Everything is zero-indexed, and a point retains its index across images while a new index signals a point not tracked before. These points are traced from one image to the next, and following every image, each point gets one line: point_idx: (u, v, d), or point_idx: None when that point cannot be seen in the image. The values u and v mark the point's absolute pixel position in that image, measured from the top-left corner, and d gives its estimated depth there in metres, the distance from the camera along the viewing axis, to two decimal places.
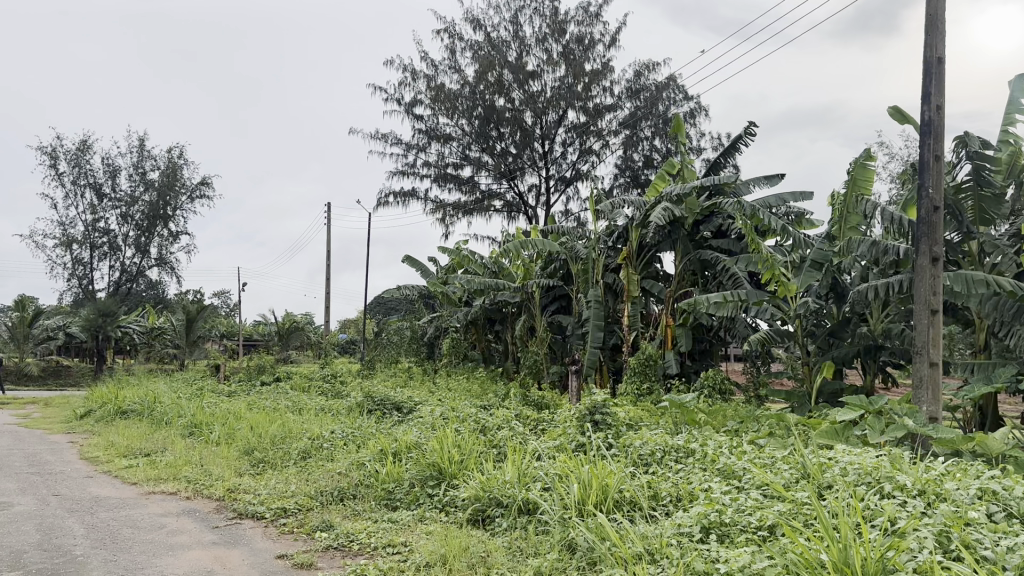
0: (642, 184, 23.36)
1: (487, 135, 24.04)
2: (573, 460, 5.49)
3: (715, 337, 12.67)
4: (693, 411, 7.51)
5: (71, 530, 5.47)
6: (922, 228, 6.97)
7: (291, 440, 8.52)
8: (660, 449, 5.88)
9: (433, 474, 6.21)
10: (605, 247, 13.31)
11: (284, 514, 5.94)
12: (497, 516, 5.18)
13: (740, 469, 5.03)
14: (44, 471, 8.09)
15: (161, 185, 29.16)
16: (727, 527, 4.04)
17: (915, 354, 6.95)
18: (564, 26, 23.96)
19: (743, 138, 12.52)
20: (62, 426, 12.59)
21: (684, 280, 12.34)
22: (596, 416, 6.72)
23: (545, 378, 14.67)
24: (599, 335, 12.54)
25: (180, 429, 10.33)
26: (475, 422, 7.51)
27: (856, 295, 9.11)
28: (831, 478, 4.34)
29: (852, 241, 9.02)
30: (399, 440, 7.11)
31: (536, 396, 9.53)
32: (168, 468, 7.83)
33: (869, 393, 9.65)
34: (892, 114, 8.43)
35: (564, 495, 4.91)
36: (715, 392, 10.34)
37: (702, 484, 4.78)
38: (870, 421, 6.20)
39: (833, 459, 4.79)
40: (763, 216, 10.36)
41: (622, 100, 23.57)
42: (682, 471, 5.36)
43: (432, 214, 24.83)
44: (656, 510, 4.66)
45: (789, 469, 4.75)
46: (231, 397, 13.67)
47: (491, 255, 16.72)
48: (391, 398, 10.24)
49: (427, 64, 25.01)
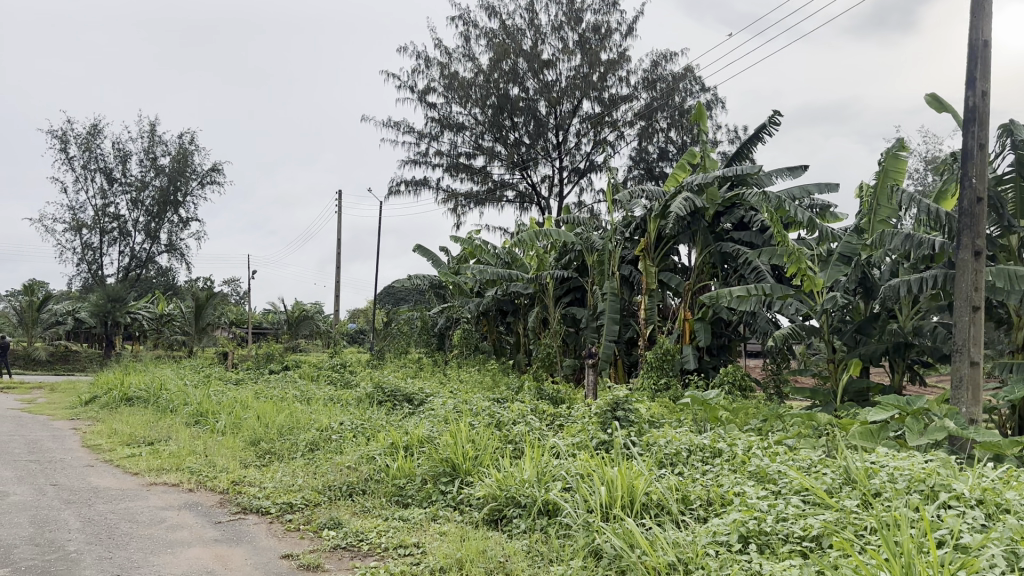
0: (656, 176, 23.09)
1: (501, 124, 23.75)
2: (595, 459, 5.18)
3: (734, 334, 12.32)
4: (716, 409, 7.17)
5: (66, 523, 5.22)
6: (965, 221, 6.63)
7: (299, 430, 8.26)
8: (685, 448, 5.57)
9: (446, 471, 5.91)
10: (622, 238, 12.92)
11: (290, 510, 5.66)
12: (514, 516, 4.90)
13: (775, 473, 4.71)
14: (44, 459, 7.85)
15: (172, 170, 28.93)
16: (767, 537, 3.74)
17: (954, 352, 6.60)
18: (580, 15, 23.57)
19: (767, 127, 12.15)
20: (67, 412, 12.38)
21: (704, 273, 11.98)
22: (618, 413, 6.42)
23: (558, 372, 14.37)
24: (615, 328, 12.26)
25: (187, 417, 10.09)
26: (489, 416, 7.25)
27: (887, 290, 8.77)
28: (879, 486, 4.02)
29: (885, 234, 8.63)
30: (410, 433, 6.83)
31: (551, 390, 9.25)
32: (171, 458, 7.58)
33: (897, 392, 9.28)
34: (930, 102, 8.07)
35: (586, 497, 4.61)
36: (735, 388, 10.01)
37: (735, 488, 4.48)
38: (908, 422, 5.88)
39: (879, 464, 4.45)
40: (788, 208, 10.00)
41: (638, 91, 23.13)
42: (710, 472, 5.05)
43: (444, 203, 24.56)
44: (687, 515, 4.37)
45: (831, 474, 4.43)
46: (239, 385, 13.46)
47: (503, 246, 16.45)
48: (402, 389, 9.98)
49: (441, 52, 24.71)
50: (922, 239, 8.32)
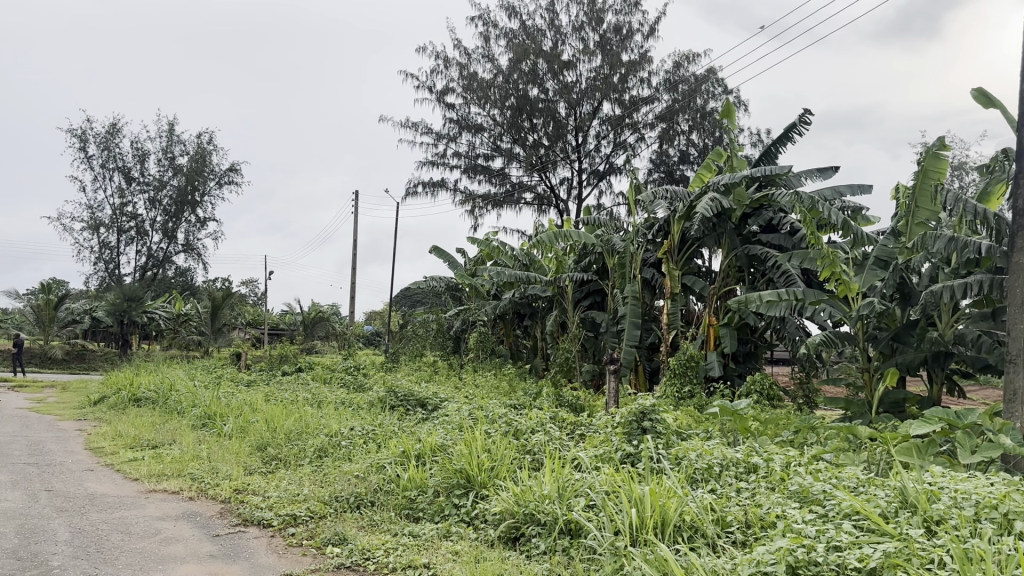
0: (677, 180, 22.70)
1: (520, 125, 23.35)
2: (621, 473, 4.80)
3: (760, 340, 11.85)
4: (746, 419, 6.68)
5: (55, 534, 4.89)
6: (1019, 222, 6.19)
7: (307, 436, 7.91)
8: (717, 463, 5.16)
9: (460, 483, 5.53)
10: (644, 240, 12.48)
11: (294, 523, 5.30)
12: (533, 535, 4.52)
13: (820, 493, 4.31)
14: (44, 461, 7.56)
15: (189, 170, 28.76)
16: (818, 568, 3.33)
17: (1008, 362, 6.14)
18: (602, 15, 23.15)
19: (797, 127, 11.71)
20: (74, 412, 12.12)
21: (730, 276, 11.55)
22: (645, 423, 5.93)
23: (576, 378, 13.90)
24: (636, 332, 11.87)
25: (193, 420, 9.78)
26: (506, 424, 6.84)
27: (927, 296, 8.31)
28: (943, 512, 3.61)
29: (926, 236, 8.15)
30: (423, 441, 6.46)
31: (570, 397, 8.85)
32: (173, 463, 7.26)
33: (935, 403, 8.80)
34: (977, 96, 7.61)
35: (612, 518, 4.24)
36: (763, 398, 9.56)
37: (777, 509, 4.10)
38: (959, 437, 5.42)
39: (940, 486, 4.02)
40: (822, 209, 9.52)
41: (660, 93, 22.64)
42: (747, 491, 4.66)
43: (462, 206, 24.24)
44: (723, 540, 3.99)
45: (886, 496, 4.00)
46: (249, 387, 13.21)
47: (522, 247, 16.09)
48: (415, 393, 9.62)
49: (460, 52, 24.42)
50: (966, 242, 7.87)
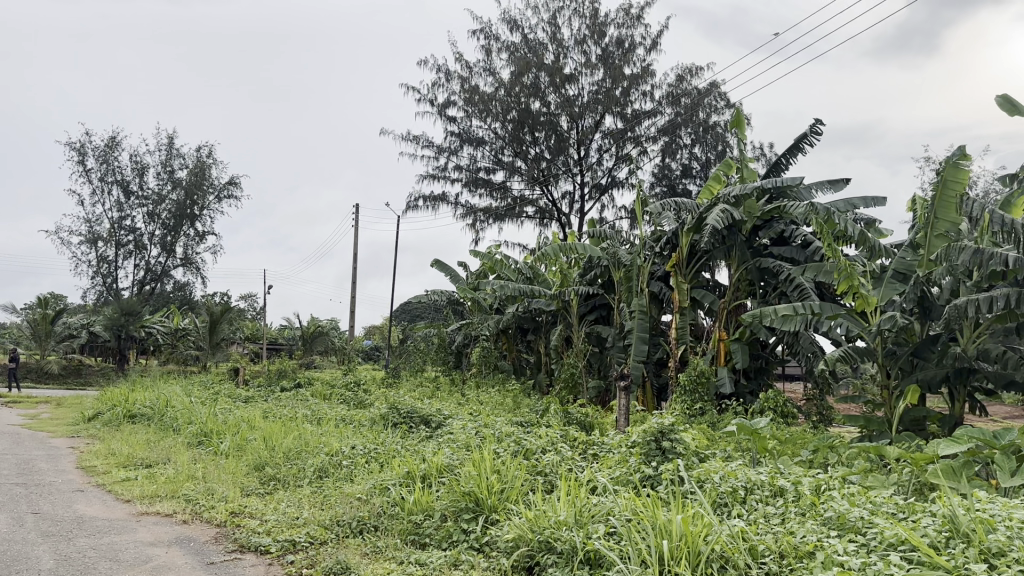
0: (679, 194, 22.45)
1: (521, 139, 23.17)
2: (643, 498, 4.49)
3: (771, 355, 11.53)
4: (764, 438, 6.34)
5: (39, 562, 4.58)
6: None
7: (306, 455, 7.61)
8: (742, 486, 4.86)
9: (469, 506, 5.22)
10: (651, 253, 12.24)
11: (293, 549, 4.99)
12: (549, 565, 4.21)
13: (857, 520, 4.02)
14: (32, 482, 7.25)
15: (189, 183, 28.54)
16: None
17: None
18: (604, 28, 23.01)
19: (808, 137, 11.47)
20: (68, 429, 11.79)
21: (740, 290, 11.29)
22: (664, 442, 5.61)
23: (582, 394, 13.58)
24: (644, 347, 11.60)
25: (189, 438, 9.45)
26: (516, 443, 6.52)
27: (951, 309, 8.01)
28: (1002, 545, 3.32)
29: (949, 248, 7.85)
30: (428, 461, 6.16)
31: (578, 413, 8.53)
32: (168, 484, 6.95)
33: (958, 421, 8.51)
34: (1002, 103, 7.36)
35: (638, 547, 3.94)
36: (777, 415, 9.26)
37: (814, 538, 3.83)
38: (999, 460, 5.08)
39: (992, 513, 3.73)
40: (838, 221, 9.28)
41: (662, 106, 22.42)
42: (776, 517, 4.37)
43: (462, 219, 24.00)
44: (756, 571, 3.69)
45: (936, 525, 3.71)
46: (247, 403, 12.88)
47: (525, 260, 15.86)
48: (419, 410, 9.31)
49: (462, 65, 24.27)
50: (992, 254, 7.58)
